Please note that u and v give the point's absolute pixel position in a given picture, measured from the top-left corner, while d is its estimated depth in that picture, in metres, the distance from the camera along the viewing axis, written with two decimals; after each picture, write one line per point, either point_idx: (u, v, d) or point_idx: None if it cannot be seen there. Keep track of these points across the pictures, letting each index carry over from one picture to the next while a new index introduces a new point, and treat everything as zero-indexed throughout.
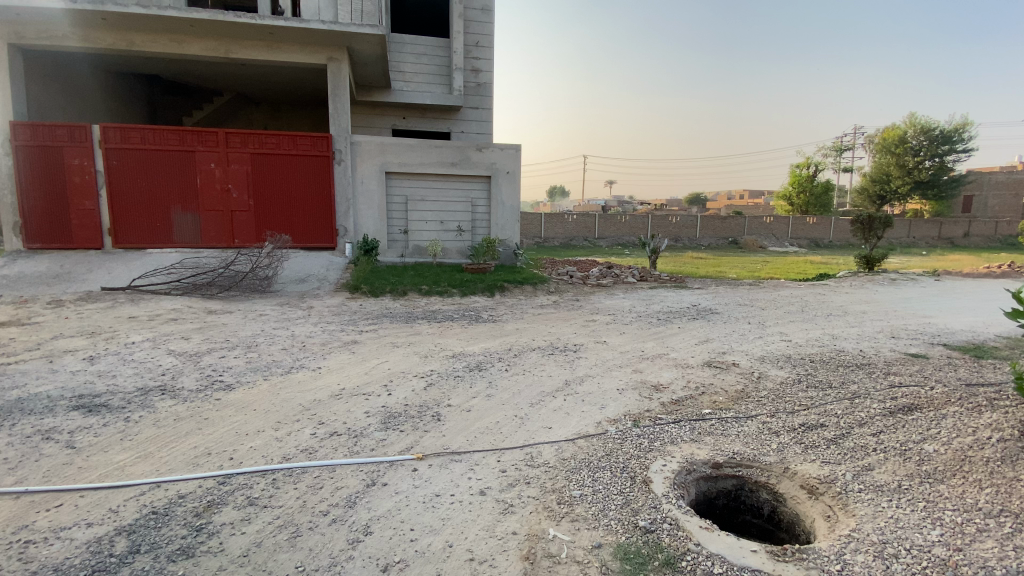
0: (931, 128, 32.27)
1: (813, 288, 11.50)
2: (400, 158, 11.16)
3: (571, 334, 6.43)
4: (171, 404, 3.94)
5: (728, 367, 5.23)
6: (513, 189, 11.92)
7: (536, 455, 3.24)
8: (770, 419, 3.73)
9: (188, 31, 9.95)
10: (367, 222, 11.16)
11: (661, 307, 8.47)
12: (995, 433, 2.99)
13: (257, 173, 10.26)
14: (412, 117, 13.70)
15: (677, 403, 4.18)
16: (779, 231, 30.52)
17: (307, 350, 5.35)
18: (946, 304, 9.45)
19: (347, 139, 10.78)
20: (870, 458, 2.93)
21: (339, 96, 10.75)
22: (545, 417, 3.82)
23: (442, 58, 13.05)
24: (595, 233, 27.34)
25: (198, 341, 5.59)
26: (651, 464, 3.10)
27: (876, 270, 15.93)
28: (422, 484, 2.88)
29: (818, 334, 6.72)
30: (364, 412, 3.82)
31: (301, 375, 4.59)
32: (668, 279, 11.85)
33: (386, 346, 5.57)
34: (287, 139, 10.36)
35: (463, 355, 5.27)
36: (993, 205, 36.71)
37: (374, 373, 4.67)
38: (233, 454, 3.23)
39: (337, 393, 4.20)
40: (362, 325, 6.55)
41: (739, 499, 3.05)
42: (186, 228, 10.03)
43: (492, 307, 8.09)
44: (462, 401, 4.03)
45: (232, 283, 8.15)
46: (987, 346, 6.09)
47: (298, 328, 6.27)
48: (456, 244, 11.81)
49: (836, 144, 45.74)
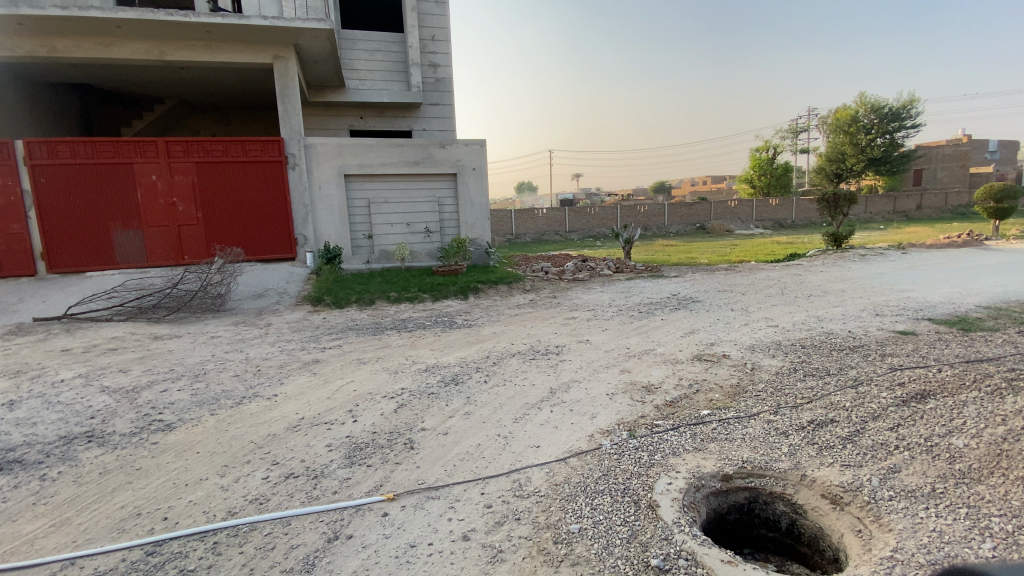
0: (881, 107, 33.27)
1: (787, 269, 11.47)
2: (359, 158, 10.58)
3: (551, 335, 6.06)
4: (99, 454, 3.39)
5: (719, 359, 4.94)
6: (481, 185, 11.51)
7: (524, 482, 2.86)
8: (774, 417, 3.43)
9: (117, 33, 9.14)
10: (328, 229, 10.55)
11: (641, 298, 8.21)
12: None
13: (205, 183, 9.53)
14: (370, 116, 13.11)
15: (672, 405, 3.84)
16: (744, 214, 30.96)
17: (262, 375, 4.81)
18: (917, 277, 9.49)
19: (301, 142, 10.14)
20: (894, 458, 2.64)
21: (288, 97, 10.10)
22: (531, 434, 3.43)
23: (397, 53, 12.51)
24: (566, 227, 27.17)
25: (139, 374, 4.99)
26: (655, 484, 2.74)
27: (844, 246, 16.13)
28: (394, 532, 2.46)
29: (803, 316, 6.54)
30: (326, 446, 3.35)
31: (254, 407, 4.07)
32: (644, 269, 11.63)
33: (351, 363, 5.08)
34: (235, 145, 9.66)
35: (437, 367, 4.83)
36: (943, 177, 38.14)
37: (338, 397, 4.19)
38: (167, 513, 2.73)
39: (294, 425, 3.72)
40: (325, 341, 6.02)
41: (754, 512, 2.73)
42: (129, 247, 9.24)
43: (466, 311, 7.65)
44: (438, 423, 3.61)
45: (181, 304, 7.48)
46: (971, 318, 6.00)
47: (253, 349, 5.71)
48: (424, 246, 11.31)
49: (792, 127, 46.83)
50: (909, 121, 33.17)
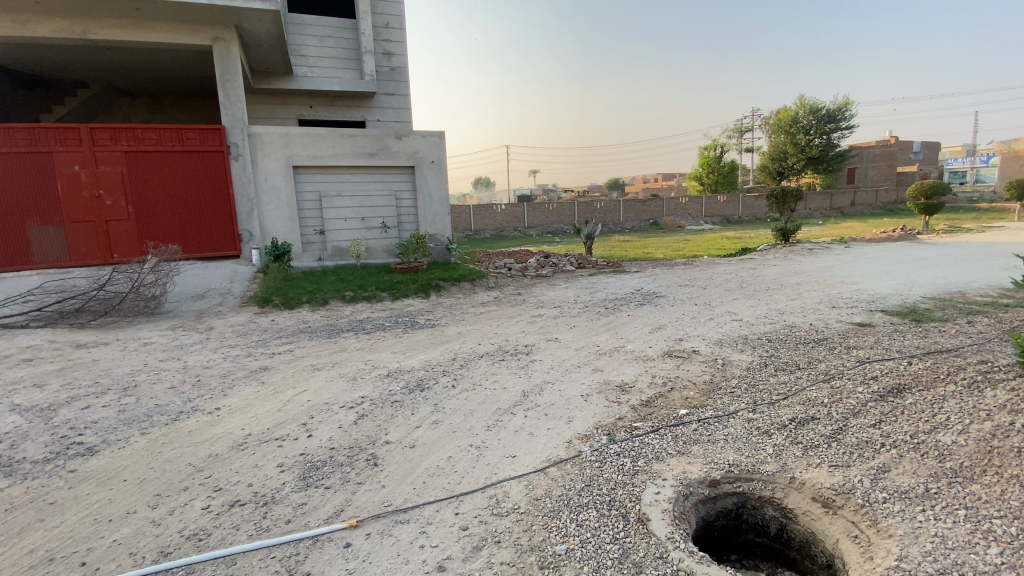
0: (818, 109, 35.04)
1: (742, 263, 11.75)
2: (309, 149, 9.98)
3: (519, 334, 5.83)
4: (3, 488, 2.88)
5: (690, 356, 4.86)
6: (440, 179, 11.14)
7: (502, 498, 2.62)
8: (754, 415, 3.33)
9: (30, 8, 8.17)
10: (275, 224, 9.90)
11: (605, 294, 8.12)
12: (1011, 415, 2.75)
13: (136, 174, 8.71)
14: (320, 106, 12.44)
15: (649, 405, 3.70)
16: (694, 210, 31.83)
17: (203, 386, 4.33)
18: (863, 270, 9.93)
19: (244, 131, 9.46)
20: (882, 457, 2.59)
21: (230, 82, 9.38)
22: (506, 442, 3.20)
23: (349, 40, 11.91)
24: (524, 222, 27.05)
25: (56, 389, 4.38)
26: (643, 494, 2.56)
27: (792, 241, 16.77)
28: (359, 566, 2.17)
29: (764, 310, 6.62)
30: (276, 467, 2.99)
31: (193, 423, 3.62)
32: (605, 264, 11.62)
33: (304, 370, 4.67)
34: (170, 133, 8.87)
35: (399, 372, 4.51)
36: (873, 176, 40.68)
37: (290, 409, 3.81)
38: (85, 558, 2.32)
39: (239, 443, 3.32)
40: (274, 345, 5.54)
41: (741, 518, 2.61)
42: (48, 246, 8.29)
43: (428, 310, 7.32)
44: (403, 434, 3.31)
45: (108, 307, 6.74)
46: (920, 309, 6.24)
47: (192, 357, 5.17)
48: (381, 242, 10.84)
49: (738, 126, 48.57)
50: (844, 122, 35.08)
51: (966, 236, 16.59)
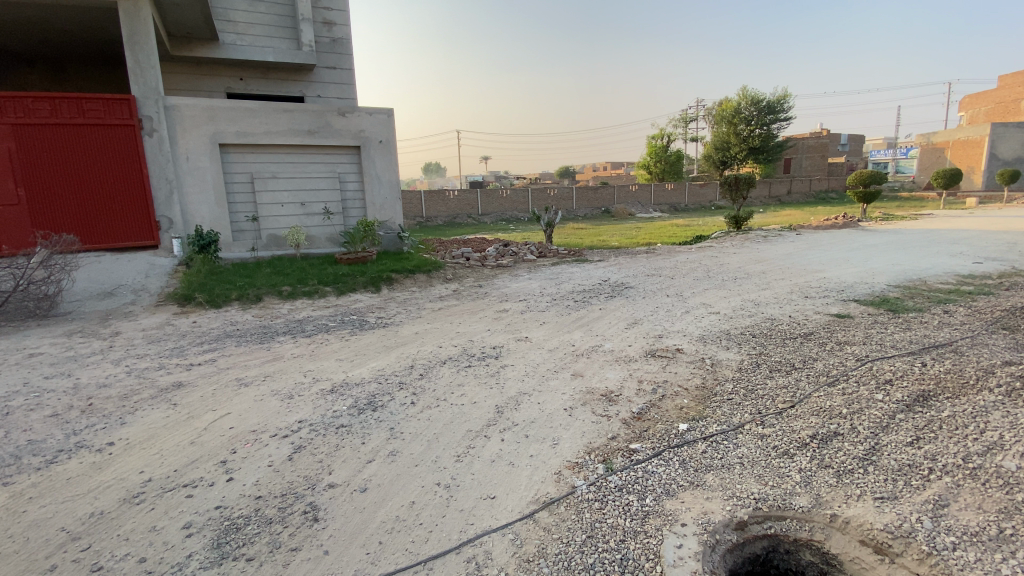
0: (759, 100, 35.95)
1: (702, 251, 11.55)
2: (238, 125, 8.86)
3: (484, 333, 5.21)
4: None
5: (675, 356, 4.41)
6: (389, 161, 10.28)
7: (485, 563, 2.04)
8: (766, 430, 2.89)
9: None
10: (199, 210, 8.72)
11: (572, 286, 7.61)
12: None
13: (26, 151, 7.33)
14: (252, 79, 11.17)
15: (642, 418, 3.20)
16: (644, 198, 32.07)
17: (96, 413, 3.46)
18: (820, 257, 9.95)
19: (159, 102, 8.20)
20: (936, 487, 2.24)
21: (138, 44, 8.06)
22: (482, 478, 2.61)
23: (283, 6, 10.73)
24: (477, 209, 26.25)
25: None
26: (662, 550, 2.05)
27: (744, 228, 16.90)
28: None
29: (739, 301, 6.33)
30: (183, 530, 2.27)
31: (76, 467, 2.79)
32: (567, 252, 11.14)
33: (228, 387, 3.85)
34: (67, 102, 7.53)
35: (347, 386, 3.80)
36: (808, 166, 42.57)
37: (206, 441, 3.04)
38: None
39: (135, 495, 2.55)
40: (194, 354, 4.65)
41: (771, 563, 2.19)
42: None
43: (379, 307, 6.55)
44: (353, 473, 2.66)
45: None
46: (891, 298, 6.13)
47: (89, 373, 4.21)
48: (323, 230, 9.85)
49: (683, 115, 49.45)
50: (783, 114, 36.30)
51: (902, 223, 17.35)
